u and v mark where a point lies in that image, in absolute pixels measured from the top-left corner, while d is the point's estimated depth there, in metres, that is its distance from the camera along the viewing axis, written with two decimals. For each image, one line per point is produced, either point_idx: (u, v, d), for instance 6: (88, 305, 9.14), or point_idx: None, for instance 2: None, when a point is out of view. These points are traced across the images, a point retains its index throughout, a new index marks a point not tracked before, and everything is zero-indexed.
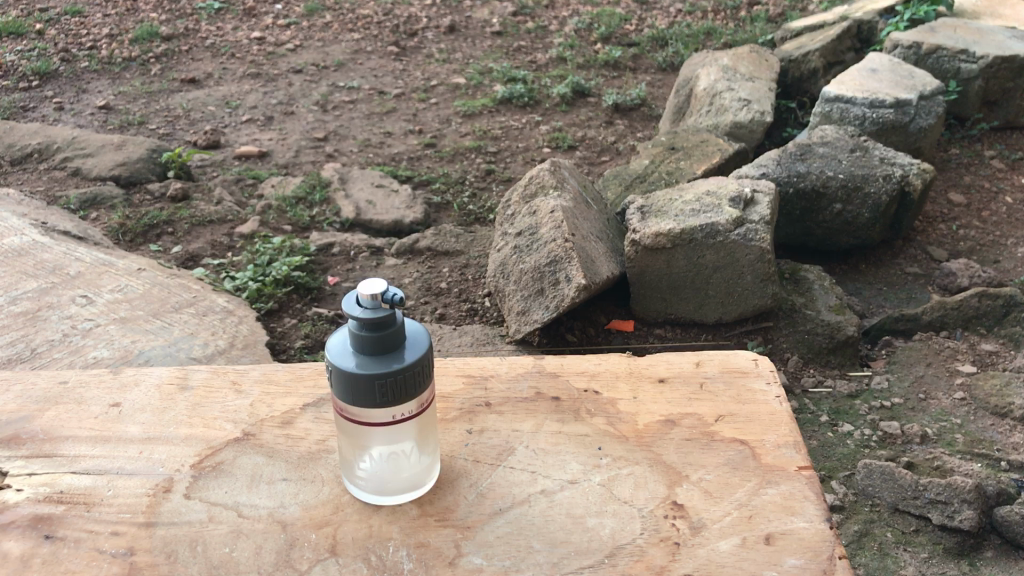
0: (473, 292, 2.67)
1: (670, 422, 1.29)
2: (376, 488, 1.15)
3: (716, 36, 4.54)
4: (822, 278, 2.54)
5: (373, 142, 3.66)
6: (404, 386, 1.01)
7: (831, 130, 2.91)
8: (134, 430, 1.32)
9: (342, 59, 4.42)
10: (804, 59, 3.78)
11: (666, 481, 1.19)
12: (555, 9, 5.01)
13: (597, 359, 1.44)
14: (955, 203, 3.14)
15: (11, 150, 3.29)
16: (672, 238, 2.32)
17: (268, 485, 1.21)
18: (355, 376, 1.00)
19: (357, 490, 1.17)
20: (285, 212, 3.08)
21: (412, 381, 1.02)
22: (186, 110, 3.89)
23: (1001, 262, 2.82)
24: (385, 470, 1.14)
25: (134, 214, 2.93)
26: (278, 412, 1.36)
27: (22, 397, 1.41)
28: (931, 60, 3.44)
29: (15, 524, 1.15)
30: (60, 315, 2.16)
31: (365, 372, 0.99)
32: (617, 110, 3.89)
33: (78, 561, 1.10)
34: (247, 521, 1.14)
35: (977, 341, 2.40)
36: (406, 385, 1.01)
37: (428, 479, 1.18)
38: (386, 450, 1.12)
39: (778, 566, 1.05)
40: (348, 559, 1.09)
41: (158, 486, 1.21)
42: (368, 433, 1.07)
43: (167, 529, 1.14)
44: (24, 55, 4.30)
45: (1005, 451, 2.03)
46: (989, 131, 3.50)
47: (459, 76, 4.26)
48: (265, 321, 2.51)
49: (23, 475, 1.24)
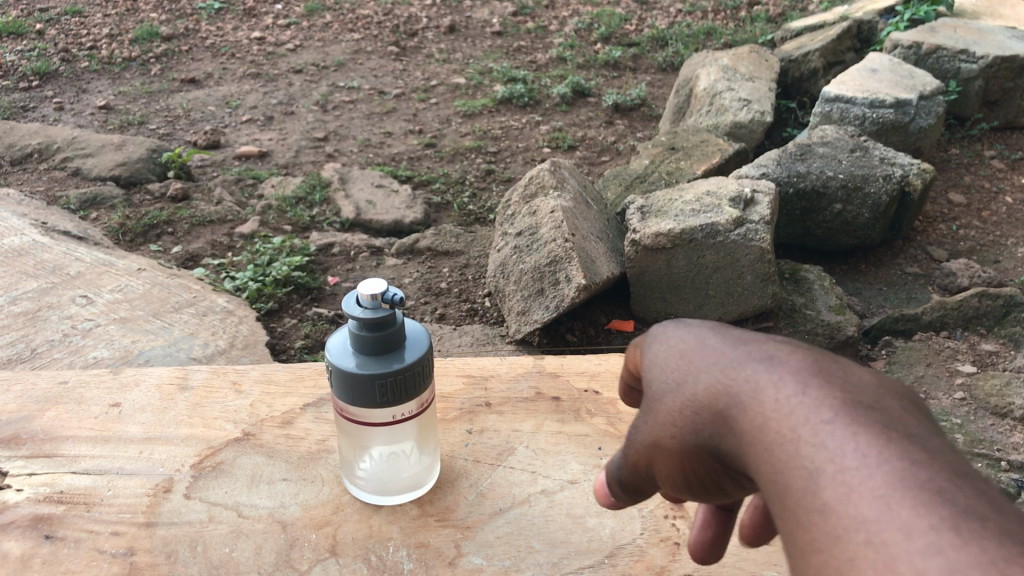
0: (473, 292, 2.67)
1: None
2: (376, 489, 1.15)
3: (716, 36, 4.54)
4: (822, 278, 2.54)
5: (373, 142, 3.66)
6: (399, 387, 1.01)
7: (831, 130, 2.91)
8: (133, 430, 1.32)
9: (343, 59, 4.42)
10: (804, 59, 3.78)
11: None
12: (555, 9, 5.00)
13: (596, 358, 1.45)
14: (955, 203, 3.14)
15: (10, 150, 3.29)
16: (672, 238, 2.32)
17: (268, 485, 1.21)
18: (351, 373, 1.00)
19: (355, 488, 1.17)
20: (285, 212, 3.08)
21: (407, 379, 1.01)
22: (186, 110, 3.89)
23: (1001, 262, 2.82)
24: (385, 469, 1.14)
25: (134, 213, 2.93)
26: (278, 412, 1.36)
27: (22, 397, 1.41)
28: (931, 60, 3.44)
29: (15, 523, 1.16)
30: (60, 315, 2.15)
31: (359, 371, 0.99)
32: (617, 110, 3.89)
33: (78, 561, 1.10)
34: (247, 522, 1.14)
35: (977, 341, 2.40)
36: (400, 387, 1.01)
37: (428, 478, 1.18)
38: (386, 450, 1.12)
39: (778, 566, 1.05)
40: (348, 559, 1.09)
41: (157, 487, 1.21)
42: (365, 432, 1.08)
43: (168, 529, 1.14)
44: (24, 55, 4.29)
45: (1005, 451, 2.02)
46: (989, 131, 3.50)
47: (459, 76, 4.26)
48: (266, 322, 2.51)
49: (22, 475, 1.24)
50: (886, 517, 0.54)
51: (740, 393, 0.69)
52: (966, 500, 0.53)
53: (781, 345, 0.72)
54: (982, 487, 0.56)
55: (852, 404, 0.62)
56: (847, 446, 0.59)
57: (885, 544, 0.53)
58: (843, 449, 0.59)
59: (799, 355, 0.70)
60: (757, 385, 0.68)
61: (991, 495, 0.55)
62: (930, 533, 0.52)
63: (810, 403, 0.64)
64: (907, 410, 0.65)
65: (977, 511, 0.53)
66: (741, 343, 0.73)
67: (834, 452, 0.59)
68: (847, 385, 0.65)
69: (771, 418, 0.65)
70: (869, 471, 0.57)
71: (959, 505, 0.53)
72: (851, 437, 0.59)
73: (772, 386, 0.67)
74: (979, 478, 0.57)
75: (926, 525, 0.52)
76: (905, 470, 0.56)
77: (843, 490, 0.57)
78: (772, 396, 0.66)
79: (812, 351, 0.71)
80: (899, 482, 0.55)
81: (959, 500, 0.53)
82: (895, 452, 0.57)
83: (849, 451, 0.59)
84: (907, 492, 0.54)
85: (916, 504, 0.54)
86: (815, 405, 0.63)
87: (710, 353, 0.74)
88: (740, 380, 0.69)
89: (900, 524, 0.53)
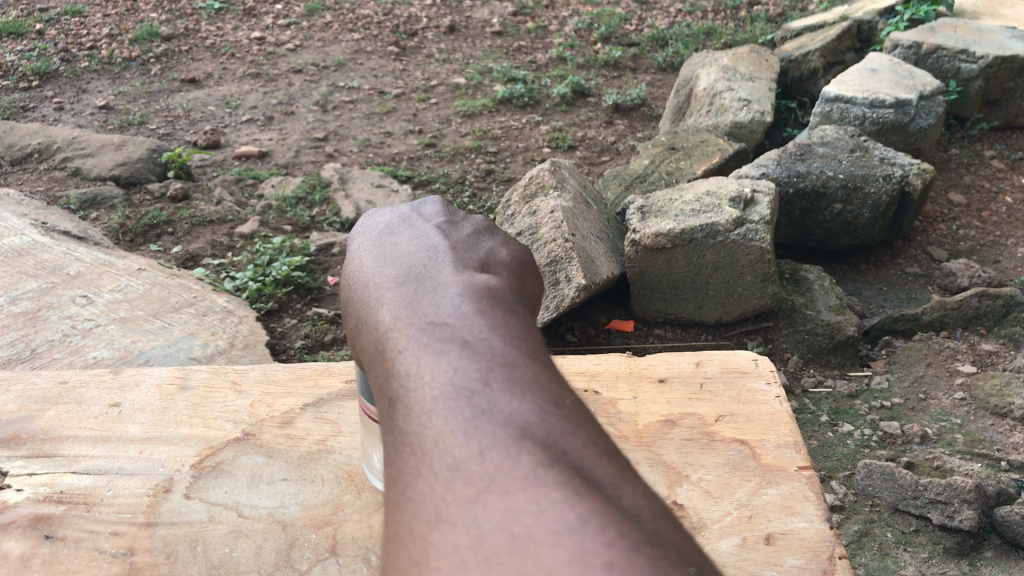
0: None
1: (670, 422, 1.29)
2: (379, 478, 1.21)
3: (716, 36, 4.54)
4: (822, 278, 2.54)
5: (373, 142, 3.66)
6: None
7: (831, 130, 2.91)
8: (134, 430, 1.33)
9: (343, 59, 4.42)
10: (804, 59, 3.78)
11: (666, 481, 1.18)
12: (555, 9, 5.00)
13: (596, 358, 1.45)
14: (955, 203, 3.14)
15: (11, 150, 3.29)
16: (672, 238, 2.32)
17: (268, 484, 1.22)
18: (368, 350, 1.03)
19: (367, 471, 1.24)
20: (285, 211, 3.08)
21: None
22: (186, 110, 3.89)
23: (1001, 262, 2.82)
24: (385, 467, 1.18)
25: (133, 213, 2.93)
26: (278, 412, 1.37)
27: (22, 396, 1.42)
28: (931, 60, 3.44)
29: (16, 524, 1.17)
30: (61, 315, 2.15)
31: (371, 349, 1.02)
32: (617, 110, 3.89)
33: (78, 561, 1.11)
34: (247, 522, 1.16)
35: (977, 341, 2.41)
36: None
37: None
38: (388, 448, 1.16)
39: (778, 566, 1.05)
40: (349, 559, 1.10)
41: (157, 487, 1.22)
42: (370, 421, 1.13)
43: (167, 529, 1.15)
44: (24, 54, 4.29)
45: (1005, 451, 2.02)
46: (989, 131, 3.49)
47: (459, 76, 4.26)
48: (266, 322, 2.52)
49: (23, 476, 1.25)
50: (445, 473, 0.70)
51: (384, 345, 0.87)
52: (494, 444, 0.70)
53: (421, 299, 0.90)
54: (519, 419, 0.72)
55: (454, 356, 0.80)
56: (432, 408, 0.76)
57: (431, 499, 0.69)
58: (431, 409, 0.76)
59: (429, 309, 0.88)
60: (394, 340, 0.86)
61: (528, 424, 0.72)
62: (465, 486, 0.68)
63: (421, 360, 0.81)
64: (490, 343, 0.81)
65: (507, 456, 0.69)
66: (403, 293, 0.92)
67: (421, 412, 0.76)
68: (454, 338, 0.82)
69: (394, 377, 0.82)
70: (443, 431, 0.73)
71: (484, 450, 0.70)
72: (439, 397, 0.76)
73: (401, 340, 0.85)
74: (521, 406, 0.74)
75: (468, 478, 0.69)
76: (465, 427, 0.72)
77: (421, 451, 0.73)
78: (401, 353, 0.84)
79: (436, 301, 0.88)
80: (453, 439, 0.72)
81: (487, 447, 0.70)
82: (462, 429, 0.72)
83: (432, 412, 0.75)
84: (462, 449, 0.71)
85: (467, 456, 0.70)
86: (424, 366, 0.80)
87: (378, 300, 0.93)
88: (385, 330, 0.88)
89: (449, 476, 0.70)
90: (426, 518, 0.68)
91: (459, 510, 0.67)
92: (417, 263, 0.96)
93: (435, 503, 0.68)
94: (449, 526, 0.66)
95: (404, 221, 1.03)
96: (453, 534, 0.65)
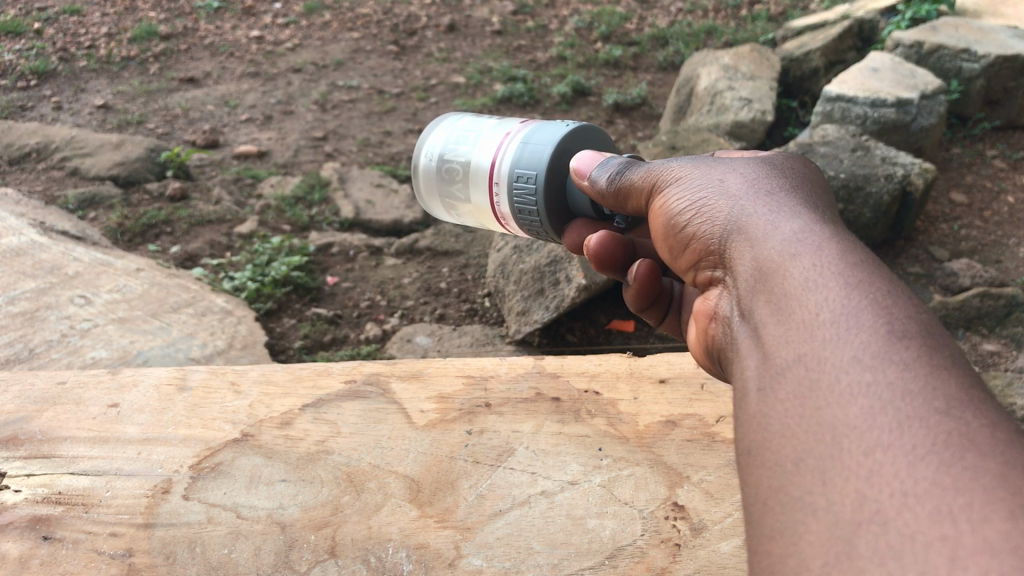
0: (473, 292, 2.68)
1: (670, 423, 1.36)
2: (429, 168, 1.54)
3: (717, 36, 4.53)
4: None
5: (373, 142, 3.66)
6: (523, 206, 1.39)
7: (832, 130, 2.91)
8: (132, 430, 1.36)
9: (342, 59, 4.40)
10: (805, 59, 3.79)
11: (667, 482, 1.26)
12: (556, 8, 4.98)
13: (596, 358, 1.50)
14: (957, 203, 3.11)
15: (8, 149, 3.26)
16: None
17: (267, 485, 1.26)
18: (593, 191, 1.29)
19: (441, 141, 1.52)
20: (284, 211, 3.07)
21: (561, 216, 1.41)
22: (185, 110, 3.88)
23: (1003, 263, 2.81)
24: (443, 178, 1.52)
25: (132, 213, 2.93)
26: (278, 412, 1.39)
27: (21, 397, 1.43)
28: (932, 60, 3.46)
29: (14, 524, 1.20)
30: (59, 315, 2.13)
31: (599, 198, 1.29)
32: (617, 110, 3.87)
33: (77, 561, 1.15)
34: (246, 522, 1.20)
35: (979, 342, 2.41)
36: (521, 213, 1.41)
37: (430, 207, 1.62)
38: (462, 185, 1.50)
39: None
40: (348, 561, 1.15)
41: (156, 487, 1.25)
42: (483, 168, 1.44)
43: (166, 530, 1.19)
44: (22, 54, 4.25)
45: None
46: (991, 131, 3.48)
47: (459, 76, 4.25)
48: (265, 322, 2.51)
49: (21, 476, 1.28)
50: (904, 409, 0.68)
51: (773, 266, 0.89)
52: None
53: (823, 230, 0.91)
54: None
55: (895, 310, 0.77)
56: (873, 336, 0.75)
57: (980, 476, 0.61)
58: (875, 338, 0.74)
59: (836, 243, 0.88)
60: (787, 260, 0.88)
61: None
62: (944, 435, 0.65)
63: (838, 283, 0.81)
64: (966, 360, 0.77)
65: (989, 426, 0.65)
66: (794, 221, 0.94)
67: (854, 335, 0.75)
68: (878, 281, 0.82)
69: (867, 316, 0.77)
70: (893, 365, 0.71)
71: None
72: (881, 330, 0.75)
73: (798, 261, 0.86)
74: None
75: (941, 427, 0.65)
76: (931, 376, 0.70)
77: (859, 374, 0.72)
78: (799, 273, 0.85)
79: (845, 242, 0.89)
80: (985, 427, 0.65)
81: None
82: (999, 426, 0.66)
83: (879, 342, 0.74)
84: (926, 395, 0.68)
85: (936, 406, 0.67)
86: (852, 291, 0.80)
87: (760, 220, 0.97)
88: (775, 252, 0.91)
89: (910, 417, 0.67)
90: (983, 491, 0.60)
91: (929, 457, 0.64)
92: (809, 207, 0.99)
93: (985, 475, 0.61)
94: (913, 472, 0.63)
95: (813, 203, 1.01)
96: (920, 482, 0.62)
